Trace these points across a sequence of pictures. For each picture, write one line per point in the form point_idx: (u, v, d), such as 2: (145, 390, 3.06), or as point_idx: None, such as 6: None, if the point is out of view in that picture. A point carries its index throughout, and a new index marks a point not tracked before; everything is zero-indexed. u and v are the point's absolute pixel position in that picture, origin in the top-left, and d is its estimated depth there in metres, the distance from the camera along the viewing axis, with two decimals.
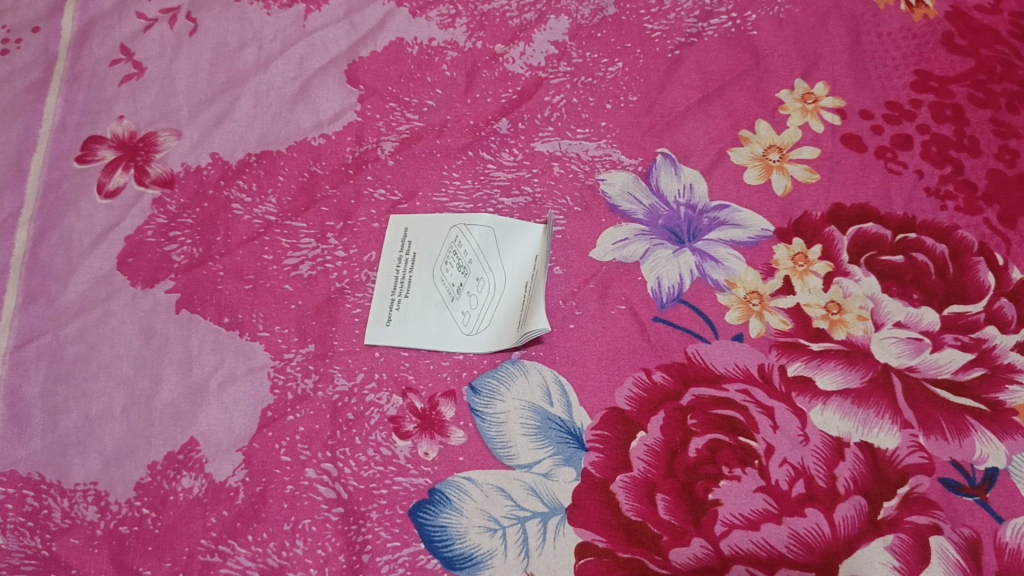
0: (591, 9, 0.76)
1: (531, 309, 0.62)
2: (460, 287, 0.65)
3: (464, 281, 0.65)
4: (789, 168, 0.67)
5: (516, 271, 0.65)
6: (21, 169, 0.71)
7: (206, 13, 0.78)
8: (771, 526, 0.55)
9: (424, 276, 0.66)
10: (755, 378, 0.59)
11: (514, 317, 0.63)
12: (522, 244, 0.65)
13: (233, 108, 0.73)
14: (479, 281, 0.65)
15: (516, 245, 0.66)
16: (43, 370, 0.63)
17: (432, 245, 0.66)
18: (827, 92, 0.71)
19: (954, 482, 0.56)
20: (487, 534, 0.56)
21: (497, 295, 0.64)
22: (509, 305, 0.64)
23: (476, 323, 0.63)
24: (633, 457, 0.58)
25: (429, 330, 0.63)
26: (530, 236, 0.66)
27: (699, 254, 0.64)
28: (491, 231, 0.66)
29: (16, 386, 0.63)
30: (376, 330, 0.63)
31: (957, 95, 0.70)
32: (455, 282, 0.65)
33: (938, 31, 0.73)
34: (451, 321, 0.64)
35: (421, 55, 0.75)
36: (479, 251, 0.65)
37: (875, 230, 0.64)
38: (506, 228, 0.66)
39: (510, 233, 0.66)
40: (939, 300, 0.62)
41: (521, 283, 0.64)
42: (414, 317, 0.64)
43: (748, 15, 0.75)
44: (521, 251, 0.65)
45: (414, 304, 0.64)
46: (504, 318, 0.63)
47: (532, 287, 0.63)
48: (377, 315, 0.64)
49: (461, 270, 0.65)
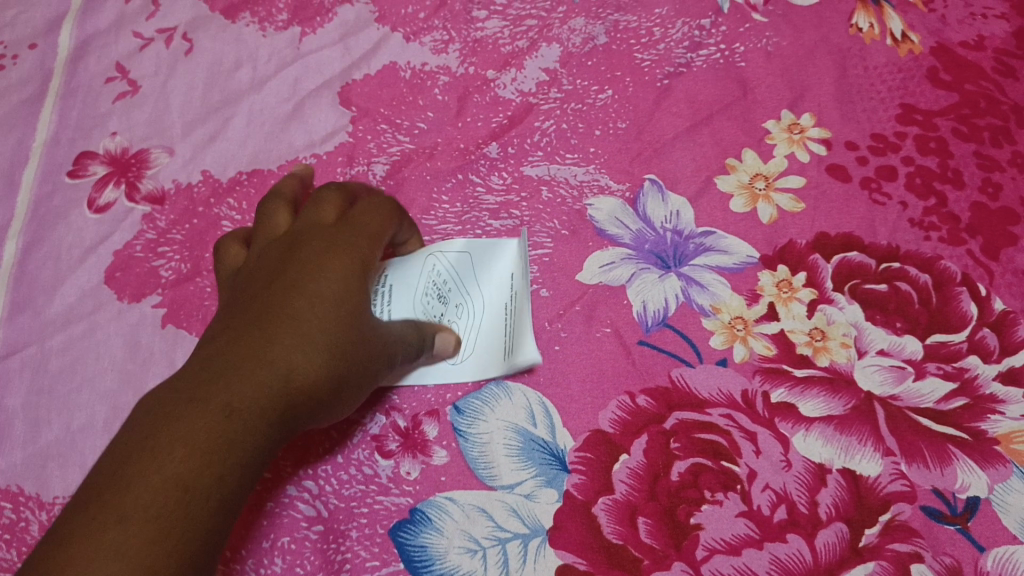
0: (583, 38, 0.77)
1: (515, 334, 0.61)
2: (439, 313, 0.62)
3: (444, 311, 0.62)
4: (774, 197, 0.68)
5: (493, 295, 0.63)
6: (12, 183, 0.72)
7: (202, 34, 0.79)
8: (753, 551, 0.55)
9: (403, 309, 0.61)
10: (738, 404, 0.60)
11: (499, 341, 0.61)
12: (500, 262, 0.64)
13: (227, 126, 0.74)
14: (458, 307, 0.62)
15: (493, 265, 0.64)
16: (321, 340, 0.51)
17: (407, 271, 0.63)
18: (814, 123, 0.72)
19: (935, 511, 0.56)
20: (467, 555, 0.56)
21: (477, 322, 0.62)
22: (490, 332, 0.62)
23: (460, 351, 0.62)
24: (616, 479, 0.57)
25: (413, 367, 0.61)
26: (504, 255, 0.64)
27: (684, 279, 0.65)
28: (468, 256, 0.64)
29: (301, 360, 0.50)
30: None
31: (941, 129, 0.71)
32: (436, 312, 0.62)
33: (923, 66, 0.75)
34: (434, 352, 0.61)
35: (414, 79, 0.76)
36: (454, 275, 0.63)
37: (859, 258, 0.65)
38: (481, 250, 0.64)
39: (486, 254, 0.64)
40: (922, 329, 0.62)
41: (501, 306, 0.62)
42: None
43: (737, 47, 0.76)
44: (499, 271, 0.64)
45: (396, 330, 0.60)
46: (486, 343, 0.62)
47: (512, 309, 0.62)
48: None
49: (439, 296, 0.62)
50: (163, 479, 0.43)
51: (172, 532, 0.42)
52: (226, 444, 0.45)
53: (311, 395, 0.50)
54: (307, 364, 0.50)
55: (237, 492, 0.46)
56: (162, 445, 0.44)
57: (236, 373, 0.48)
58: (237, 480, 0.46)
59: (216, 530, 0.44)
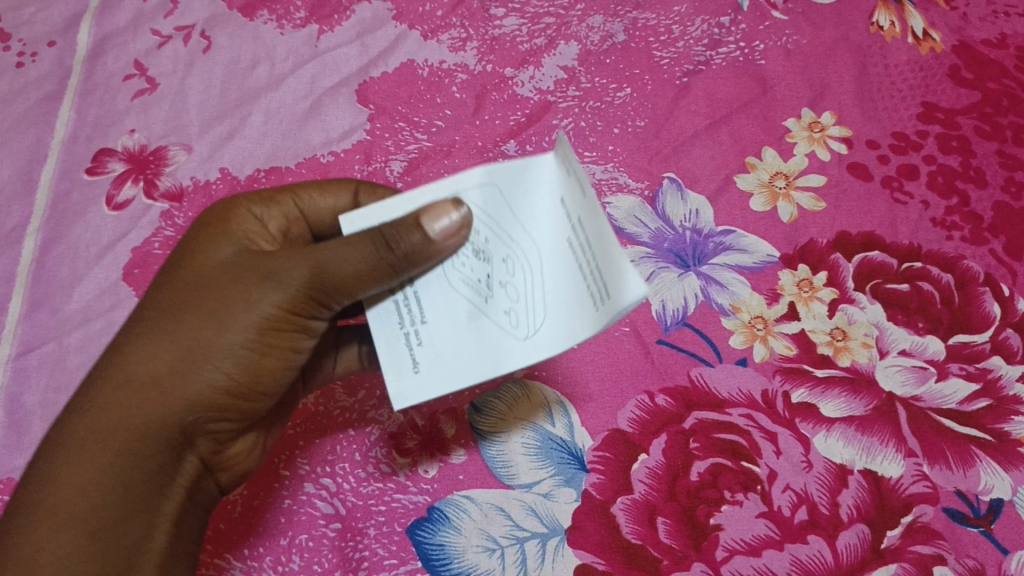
0: (601, 36, 0.77)
1: (608, 276, 0.42)
2: (488, 279, 0.48)
3: (490, 270, 0.48)
4: (794, 195, 0.68)
5: (548, 230, 0.46)
6: (31, 180, 0.72)
7: (220, 31, 0.79)
8: (773, 552, 0.54)
9: (438, 287, 0.49)
10: (758, 403, 0.59)
11: (575, 289, 0.45)
12: (541, 184, 0.46)
13: (244, 124, 0.74)
14: (506, 260, 0.47)
15: (535, 189, 0.46)
16: (167, 322, 0.52)
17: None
18: (834, 121, 0.71)
19: (958, 512, 0.56)
20: (485, 554, 0.55)
21: (537, 275, 0.46)
22: (559, 283, 0.45)
23: (528, 320, 0.46)
24: (635, 479, 0.57)
25: (476, 360, 0.47)
26: (540, 172, 0.46)
27: (704, 278, 0.64)
28: (493, 186, 0.47)
29: (148, 346, 0.51)
30: (403, 383, 0.47)
31: (964, 127, 0.70)
32: (479, 277, 0.48)
33: (945, 64, 0.74)
34: (497, 329, 0.47)
35: (431, 77, 0.76)
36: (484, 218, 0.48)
37: (880, 258, 0.64)
38: (505, 175, 0.47)
39: (516, 179, 0.46)
40: (945, 329, 0.61)
41: (563, 241, 0.45)
42: (445, 348, 0.48)
43: (756, 45, 0.75)
44: (544, 194, 0.46)
45: (441, 327, 0.48)
46: (562, 300, 0.45)
47: (589, 245, 0.44)
48: (398, 364, 0.48)
49: (479, 256, 0.48)
50: (60, 487, 0.49)
51: (63, 530, 0.48)
52: (94, 444, 0.50)
53: (168, 372, 0.51)
54: (156, 349, 0.51)
55: (115, 480, 0.50)
56: (60, 454, 0.50)
57: (105, 374, 0.51)
58: (110, 468, 0.50)
59: (96, 518, 0.49)
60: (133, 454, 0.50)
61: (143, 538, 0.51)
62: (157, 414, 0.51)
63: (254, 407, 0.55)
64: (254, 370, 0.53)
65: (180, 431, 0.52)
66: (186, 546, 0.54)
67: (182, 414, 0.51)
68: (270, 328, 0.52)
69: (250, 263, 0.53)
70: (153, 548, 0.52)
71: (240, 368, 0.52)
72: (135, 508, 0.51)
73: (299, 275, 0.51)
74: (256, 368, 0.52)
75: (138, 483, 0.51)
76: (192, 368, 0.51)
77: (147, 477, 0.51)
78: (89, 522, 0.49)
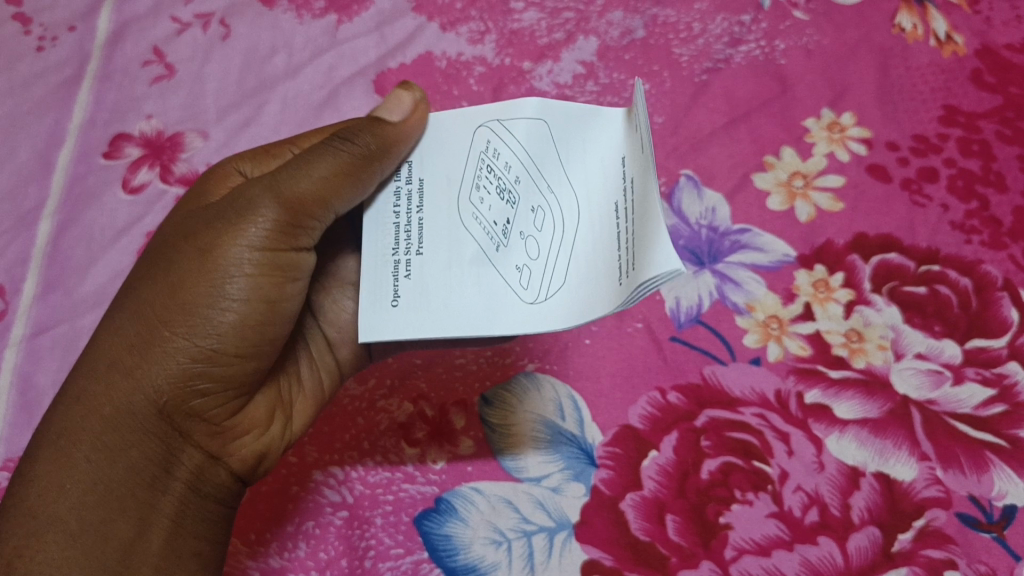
0: (620, 31, 0.76)
1: (639, 242, 0.44)
2: (506, 226, 0.52)
3: (512, 217, 0.52)
4: (812, 195, 0.67)
5: (588, 191, 0.50)
6: (48, 162, 0.72)
7: (239, 19, 0.78)
8: (783, 552, 0.54)
9: (448, 227, 0.53)
10: (771, 403, 0.59)
11: (598, 249, 0.48)
12: (594, 143, 0.51)
13: (261, 112, 0.74)
14: (535, 210, 0.52)
15: (585, 147, 0.52)
16: (128, 303, 0.50)
17: (450, 166, 0.54)
18: (854, 122, 0.70)
19: (970, 518, 0.55)
20: (492, 546, 0.55)
21: (563, 230, 0.50)
22: (589, 241, 0.48)
23: (538, 276, 0.50)
24: (644, 475, 0.57)
25: (470, 303, 0.50)
26: (598, 132, 0.51)
27: (719, 276, 0.64)
28: (543, 126, 0.54)
29: (115, 330, 0.50)
30: (379, 313, 0.50)
31: (985, 131, 0.69)
32: (498, 222, 0.52)
33: (968, 68, 0.73)
34: (499, 279, 0.51)
35: (449, 69, 0.75)
36: (525, 163, 0.53)
37: (898, 260, 0.64)
38: (560, 124, 0.53)
39: (576, 132, 0.52)
40: (961, 334, 0.61)
41: (601, 202, 0.49)
42: (435, 285, 0.51)
43: (777, 44, 0.74)
44: (595, 154, 0.51)
45: (435, 263, 0.52)
46: (585, 256, 0.48)
47: (632, 206, 0.47)
48: (381, 293, 0.50)
49: (505, 200, 0.53)
50: (40, 490, 0.46)
51: (47, 531, 0.45)
52: (72, 440, 0.47)
53: (131, 349, 0.49)
54: (120, 328, 0.49)
55: (97, 474, 0.47)
56: (36, 457, 0.48)
57: (78, 368, 0.50)
58: (90, 462, 0.47)
59: (85, 517, 0.46)
60: (112, 443, 0.48)
61: (137, 532, 0.48)
62: (129, 396, 0.48)
63: (238, 373, 0.52)
64: (231, 328, 0.49)
65: (159, 414, 0.49)
66: (189, 537, 0.51)
67: (155, 392, 0.48)
68: (243, 275, 0.50)
69: (203, 219, 0.51)
70: (153, 541, 0.49)
71: (213, 329, 0.49)
72: (124, 500, 0.48)
73: (258, 207, 0.50)
74: (232, 325, 0.49)
75: (122, 474, 0.48)
76: (156, 342, 0.48)
77: (131, 464, 0.48)
78: (78, 518, 0.46)
